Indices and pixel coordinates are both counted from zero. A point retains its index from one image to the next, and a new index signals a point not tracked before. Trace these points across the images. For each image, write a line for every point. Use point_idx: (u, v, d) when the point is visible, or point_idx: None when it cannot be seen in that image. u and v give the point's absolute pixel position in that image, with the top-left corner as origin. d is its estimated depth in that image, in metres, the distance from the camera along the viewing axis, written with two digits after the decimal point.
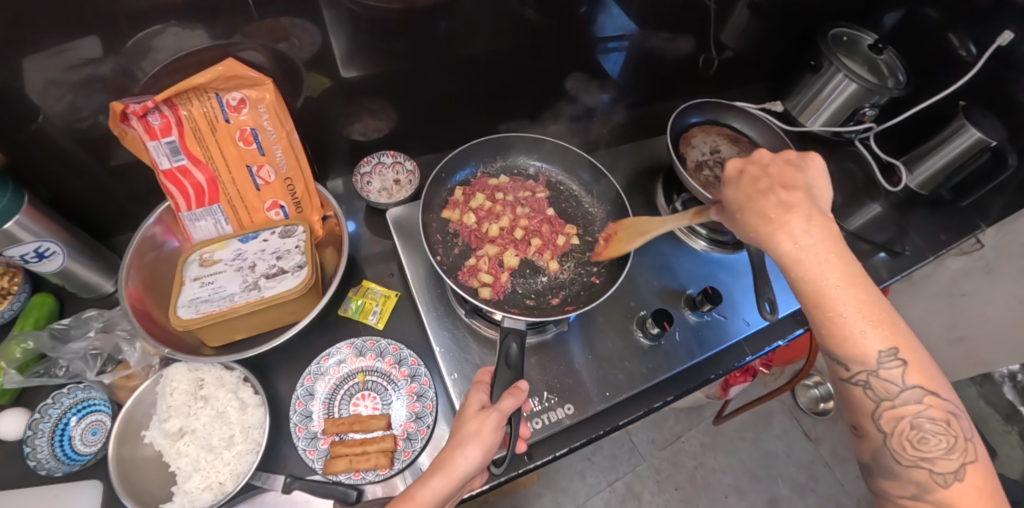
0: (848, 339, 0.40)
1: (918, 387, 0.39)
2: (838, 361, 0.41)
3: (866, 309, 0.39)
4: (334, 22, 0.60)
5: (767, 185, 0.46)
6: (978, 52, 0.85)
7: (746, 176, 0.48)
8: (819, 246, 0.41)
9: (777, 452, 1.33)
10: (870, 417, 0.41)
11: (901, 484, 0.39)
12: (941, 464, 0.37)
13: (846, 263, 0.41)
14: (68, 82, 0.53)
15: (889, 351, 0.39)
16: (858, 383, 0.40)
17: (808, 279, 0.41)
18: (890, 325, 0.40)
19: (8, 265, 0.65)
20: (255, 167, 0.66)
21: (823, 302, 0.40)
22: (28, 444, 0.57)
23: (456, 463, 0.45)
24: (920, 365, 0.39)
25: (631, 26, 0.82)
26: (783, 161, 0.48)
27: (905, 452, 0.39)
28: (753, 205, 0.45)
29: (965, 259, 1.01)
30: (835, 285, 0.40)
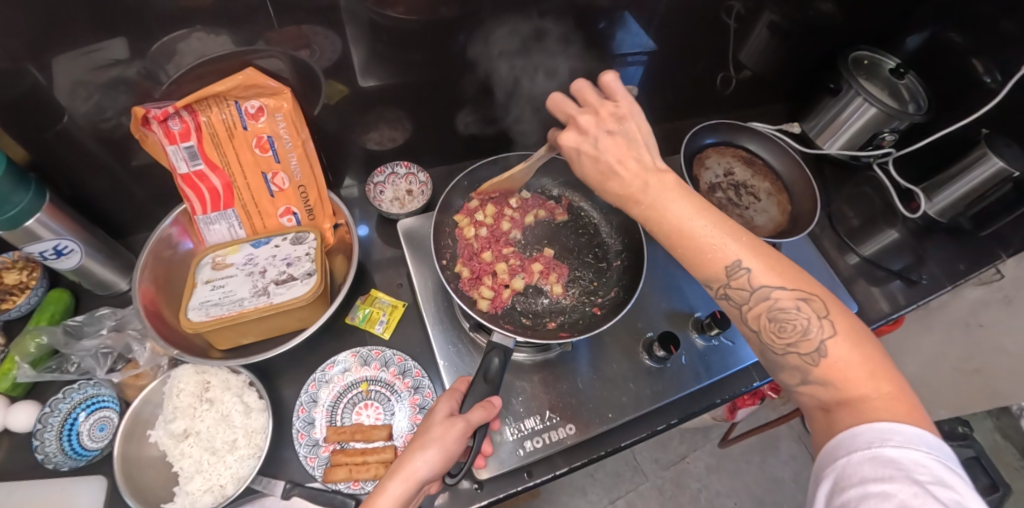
0: (702, 261, 0.44)
1: (767, 285, 0.42)
2: (702, 281, 0.45)
3: (711, 229, 0.43)
4: (354, 31, 0.61)
5: (605, 156, 0.46)
6: (1003, 80, 0.83)
7: (585, 158, 0.48)
8: (663, 197, 0.44)
9: (784, 478, 1.31)
10: (743, 321, 0.45)
11: (789, 373, 0.42)
12: (804, 346, 0.40)
13: (688, 196, 0.44)
14: (94, 83, 0.54)
15: (736, 261, 0.42)
16: (722, 296, 0.44)
17: (671, 225, 0.44)
18: (733, 235, 0.43)
19: (26, 261, 0.67)
20: (271, 174, 0.67)
21: (678, 236, 0.44)
22: (37, 438, 0.59)
23: (413, 467, 0.46)
24: (765, 265, 0.42)
25: (650, 43, 0.82)
26: (606, 130, 0.47)
27: (777, 343, 0.42)
28: (606, 184, 0.47)
29: (984, 289, 1.01)
30: (689, 215, 0.44)
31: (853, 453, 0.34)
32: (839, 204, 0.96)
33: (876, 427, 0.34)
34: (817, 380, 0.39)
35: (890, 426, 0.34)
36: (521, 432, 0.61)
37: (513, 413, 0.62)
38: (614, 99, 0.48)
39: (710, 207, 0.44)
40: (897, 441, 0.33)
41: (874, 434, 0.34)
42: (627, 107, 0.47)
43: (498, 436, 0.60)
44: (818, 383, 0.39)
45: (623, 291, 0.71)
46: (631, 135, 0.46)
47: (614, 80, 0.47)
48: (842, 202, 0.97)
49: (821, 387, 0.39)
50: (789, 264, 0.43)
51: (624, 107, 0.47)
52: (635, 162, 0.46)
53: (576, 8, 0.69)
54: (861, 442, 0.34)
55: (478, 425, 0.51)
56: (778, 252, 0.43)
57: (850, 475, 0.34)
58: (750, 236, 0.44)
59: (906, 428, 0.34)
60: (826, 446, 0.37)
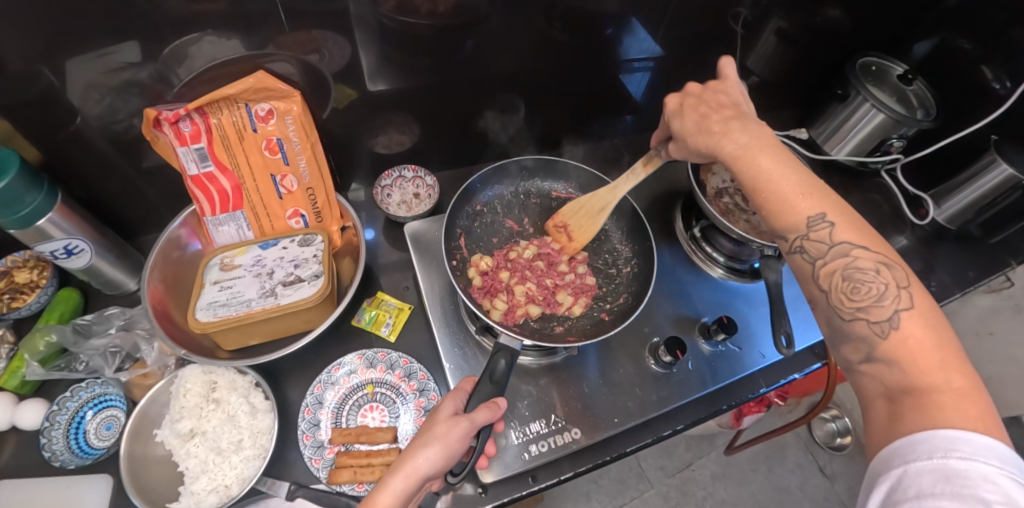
0: (785, 207, 0.46)
1: (848, 243, 0.44)
2: (778, 232, 0.48)
3: (796, 183, 0.46)
4: (364, 36, 0.62)
5: (706, 105, 0.52)
6: (1012, 87, 0.83)
7: (687, 107, 0.54)
8: (758, 142, 0.48)
9: (790, 486, 1.29)
10: (813, 281, 0.46)
11: (854, 348, 0.42)
12: (875, 314, 0.41)
13: (775, 150, 0.48)
14: (107, 85, 0.55)
15: (819, 214, 0.45)
16: (797, 249, 0.46)
17: (761, 168, 0.47)
18: (818, 192, 0.46)
19: (37, 261, 0.68)
20: (279, 177, 0.68)
21: (764, 184, 0.47)
22: (45, 435, 0.58)
23: (416, 464, 0.45)
24: (849, 224, 0.44)
25: (657, 49, 0.82)
26: (710, 90, 0.54)
27: (846, 308, 0.43)
28: (702, 125, 0.51)
29: (995, 297, 1.04)
30: (769, 170, 0.47)
31: (912, 463, 0.34)
32: None
33: (940, 436, 0.34)
34: (883, 357, 0.39)
35: (956, 436, 0.33)
36: (526, 436, 0.61)
37: (518, 416, 0.62)
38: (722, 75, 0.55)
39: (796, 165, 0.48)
40: (962, 453, 0.32)
41: (937, 445, 0.33)
42: (733, 80, 0.55)
43: (503, 440, 0.60)
44: (883, 361, 0.39)
45: (633, 297, 0.70)
46: (734, 98, 0.53)
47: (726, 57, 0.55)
48: (850, 207, 0.96)
49: (886, 365, 0.39)
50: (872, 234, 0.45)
51: (729, 81, 0.55)
52: (733, 114, 0.51)
53: (583, 13, 0.70)
54: (923, 452, 0.34)
55: (483, 425, 0.50)
56: (863, 221, 0.45)
57: (907, 486, 0.33)
58: (837, 199, 0.46)
59: (976, 439, 0.33)
60: (882, 451, 0.37)
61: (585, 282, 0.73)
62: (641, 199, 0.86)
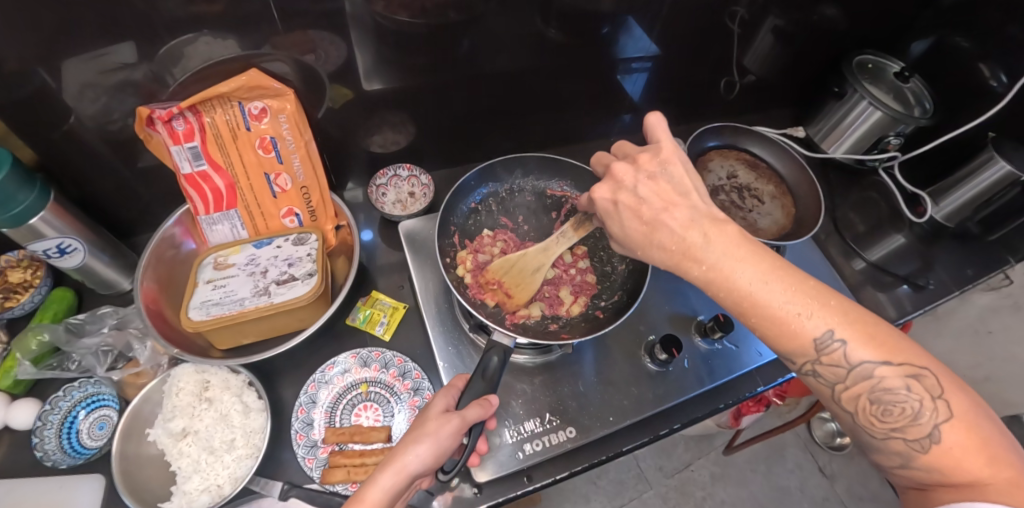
0: (782, 333, 0.40)
1: (867, 361, 0.38)
2: (784, 355, 0.41)
3: (787, 298, 0.39)
4: (360, 35, 0.61)
5: (648, 206, 0.46)
6: (1010, 83, 0.82)
7: (625, 208, 0.48)
8: (723, 256, 0.41)
9: (790, 487, 1.28)
10: (837, 399, 0.41)
11: (888, 457, 0.39)
12: (911, 432, 0.37)
13: (753, 260, 0.40)
14: (102, 85, 0.55)
15: (826, 333, 0.38)
16: (809, 372, 0.40)
17: (735, 293, 0.40)
18: (819, 301, 0.39)
19: (31, 260, 0.68)
20: (273, 175, 0.68)
21: (748, 307, 0.40)
22: (37, 435, 0.58)
23: (405, 461, 0.45)
24: (860, 336, 0.38)
25: (653, 48, 0.81)
26: (647, 175, 0.48)
27: (877, 426, 0.39)
28: (651, 238, 0.46)
29: (994, 295, 1.03)
30: (755, 288, 0.39)
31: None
32: (845, 208, 0.95)
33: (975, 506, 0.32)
34: (923, 469, 0.36)
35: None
36: (521, 435, 0.60)
37: (512, 415, 0.62)
38: (658, 140, 0.49)
39: (782, 272, 0.40)
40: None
41: None
42: (670, 152, 0.48)
43: (497, 438, 0.60)
44: (923, 471, 0.36)
45: (627, 295, 0.70)
46: (676, 182, 0.46)
47: (658, 122, 0.49)
48: (848, 206, 0.96)
49: (927, 475, 0.36)
50: (888, 330, 0.39)
51: (667, 151, 0.48)
52: (683, 209, 0.45)
53: (578, 12, 0.69)
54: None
55: (474, 423, 0.50)
56: (872, 315, 0.39)
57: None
58: (840, 299, 0.39)
59: None
60: None
61: (585, 281, 0.72)
62: None
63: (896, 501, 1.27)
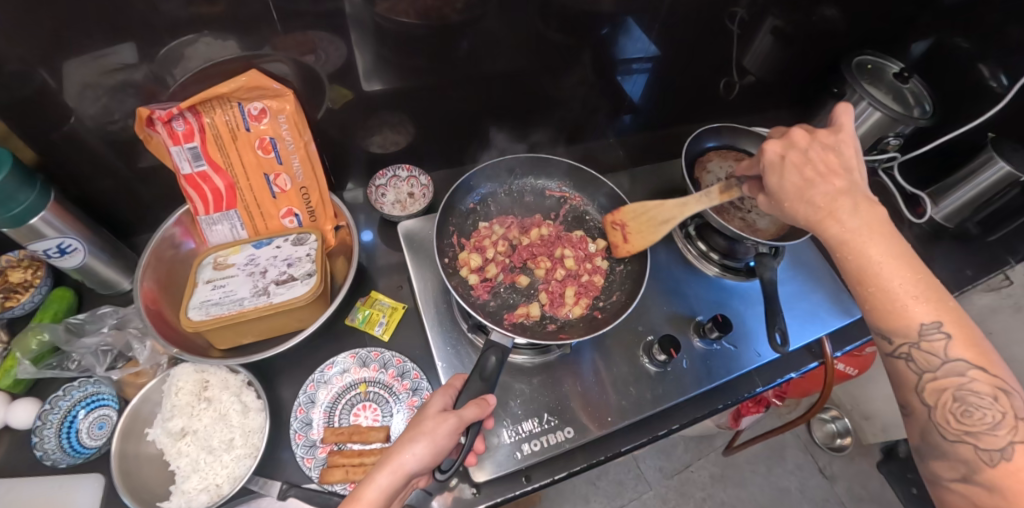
0: (890, 312, 0.44)
1: (963, 360, 0.41)
2: (882, 334, 0.45)
3: (909, 284, 0.43)
4: (360, 36, 0.62)
5: (813, 166, 0.51)
6: (1009, 84, 0.83)
7: (789, 164, 0.52)
8: (866, 227, 0.46)
9: (790, 488, 1.28)
10: (917, 391, 0.43)
11: (950, 465, 0.41)
12: (985, 440, 0.38)
13: (889, 240, 0.45)
14: (103, 86, 0.55)
15: (934, 324, 0.42)
16: (902, 356, 0.44)
17: (855, 263, 0.45)
18: (936, 300, 0.42)
19: (31, 260, 0.68)
20: (272, 175, 0.68)
21: (871, 275, 0.44)
22: (37, 434, 0.59)
23: (403, 460, 0.45)
24: (966, 340, 0.41)
25: (653, 49, 0.82)
26: (822, 146, 0.52)
27: (951, 427, 0.41)
28: (805, 194, 0.50)
29: (994, 296, 1.01)
30: (883, 265, 0.44)
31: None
32: None
33: None
34: (983, 481, 0.38)
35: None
36: (519, 435, 0.60)
37: (510, 415, 0.62)
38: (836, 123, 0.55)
39: (914, 260, 0.44)
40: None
41: None
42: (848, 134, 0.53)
43: (495, 438, 0.60)
44: (983, 484, 0.38)
45: (626, 295, 0.70)
46: (847, 159, 0.51)
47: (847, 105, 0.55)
48: None
49: (985, 488, 0.38)
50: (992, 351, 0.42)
51: (843, 133, 0.53)
52: (842, 180, 0.49)
53: (578, 13, 0.70)
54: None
55: (471, 422, 0.50)
56: (983, 333, 0.42)
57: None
58: (956, 307, 0.42)
59: None
60: None
61: (590, 283, 0.72)
62: None
63: (896, 503, 1.27)
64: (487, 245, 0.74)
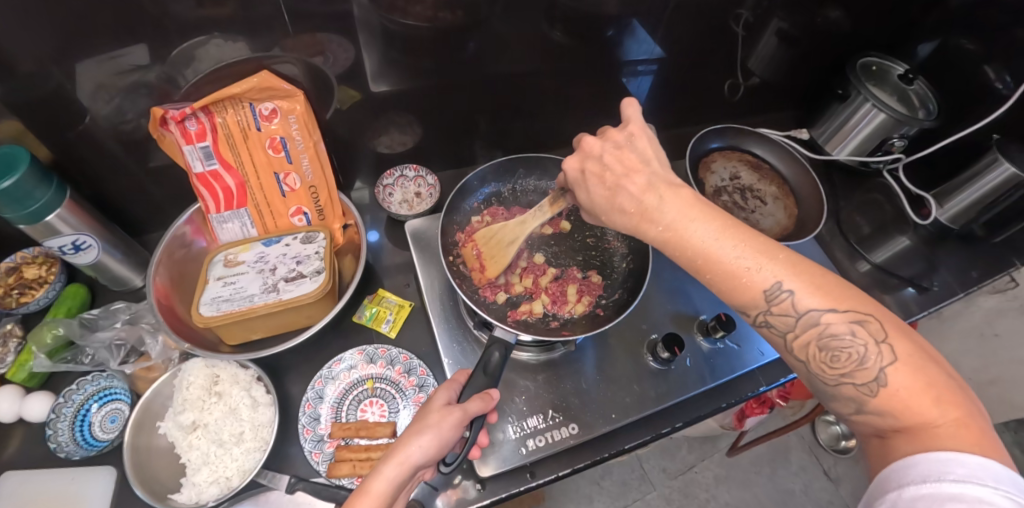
0: (735, 287, 0.41)
1: (815, 308, 0.39)
2: (738, 308, 0.43)
3: (740, 251, 0.40)
4: (368, 38, 0.63)
5: (613, 171, 0.47)
6: (1014, 86, 0.83)
7: (591, 175, 0.49)
8: (679, 216, 0.42)
9: (795, 490, 1.28)
10: (790, 349, 0.42)
11: (843, 403, 0.39)
12: (860, 376, 0.37)
13: (707, 217, 0.42)
14: (116, 87, 0.57)
15: (775, 285, 0.39)
16: (762, 323, 0.42)
17: (686, 256, 0.42)
18: (767, 255, 0.40)
19: (46, 257, 0.69)
20: (282, 174, 0.69)
21: (704, 264, 0.41)
22: (51, 427, 0.60)
23: (409, 451, 0.46)
24: (809, 286, 0.39)
25: (658, 50, 0.82)
26: (614, 146, 0.49)
27: (829, 373, 0.40)
28: (614, 201, 0.47)
29: (999, 298, 1.00)
30: (709, 243, 0.41)
31: (905, 488, 0.32)
32: (850, 210, 0.95)
33: (933, 458, 0.32)
34: (874, 411, 0.37)
35: (951, 457, 0.31)
36: (524, 431, 0.61)
37: (515, 411, 0.62)
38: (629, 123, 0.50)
39: (735, 228, 0.41)
40: (957, 475, 0.31)
41: (930, 467, 0.32)
42: (638, 130, 0.49)
43: (500, 433, 0.60)
44: (875, 414, 0.37)
45: (629, 293, 0.71)
46: (642, 151, 0.47)
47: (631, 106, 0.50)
48: (853, 208, 0.96)
49: (879, 417, 0.36)
50: (836, 281, 0.40)
51: (635, 131, 0.49)
52: (642, 175, 0.45)
53: (584, 15, 0.70)
54: (917, 476, 0.32)
55: (476, 416, 0.51)
56: (819, 267, 0.40)
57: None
58: (787, 252, 0.40)
59: (969, 459, 0.31)
60: (878, 476, 0.35)
61: (592, 281, 0.73)
62: None
63: None
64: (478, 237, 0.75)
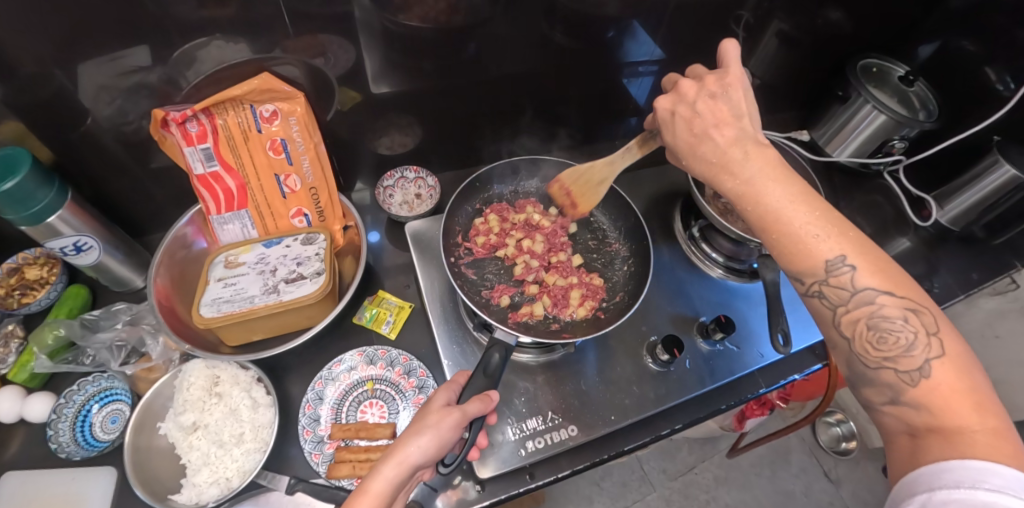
0: (797, 253, 0.43)
1: (872, 288, 0.40)
2: (794, 276, 0.44)
3: (811, 219, 0.42)
4: (368, 40, 0.63)
5: (703, 118, 0.48)
6: (1015, 87, 0.82)
7: (680, 119, 0.50)
8: (759, 172, 0.44)
9: (796, 491, 1.28)
10: (836, 325, 0.43)
11: (877, 390, 0.40)
12: (904, 363, 0.38)
13: (784, 182, 0.44)
14: (117, 88, 0.57)
15: (838, 257, 0.41)
16: (815, 294, 0.43)
17: (755, 210, 0.44)
18: (838, 231, 0.42)
19: (48, 257, 0.70)
20: (283, 176, 0.69)
21: (773, 221, 0.43)
22: (52, 427, 0.60)
23: (407, 452, 0.46)
24: (872, 267, 0.41)
25: (658, 52, 0.82)
26: (709, 93, 0.48)
27: (871, 356, 0.41)
28: (696, 149, 0.48)
29: (999, 299, 0.99)
30: (779, 202, 0.43)
31: (936, 491, 0.33)
32: (851, 211, 0.95)
33: (968, 466, 0.32)
34: (909, 403, 0.37)
35: (987, 467, 0.32)
36: (523, 433, 0.61)
37: (514, 412, 0.62)
38: (726, 66, 0.49)
39: (810, 197, 0.43)
40: (992, 485, 0.31)
41: (964, 475, 0.32)
42: (736, 77, 0.48)
43: (499, 435, 0.60)
44: (909, 405, 0.37)
45: (629, 295, 0.71)
46: (735, 103, 0.47)
47: (730, 49, 0.49)
48: (854, 209, 0.96)
49: (912, 409, 0.37)
50: (896, 271, 0.42)
51: (732, 76, 0.49)
52: (731, 128, 0.46)
53: (584, 16, 0.70)
54: (950, 481, 0.33)
55: (475, 417, 0.51)
56: (882, 256, 0.42)
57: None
58: (857, 233, 0.42)
59: (1005, 471, 0.32)
60: (904, 478, 0.35)
61: (594, 284, 0.72)
62: (640, 201, 0.87)
63: None
64: (479, 239, 0.75)
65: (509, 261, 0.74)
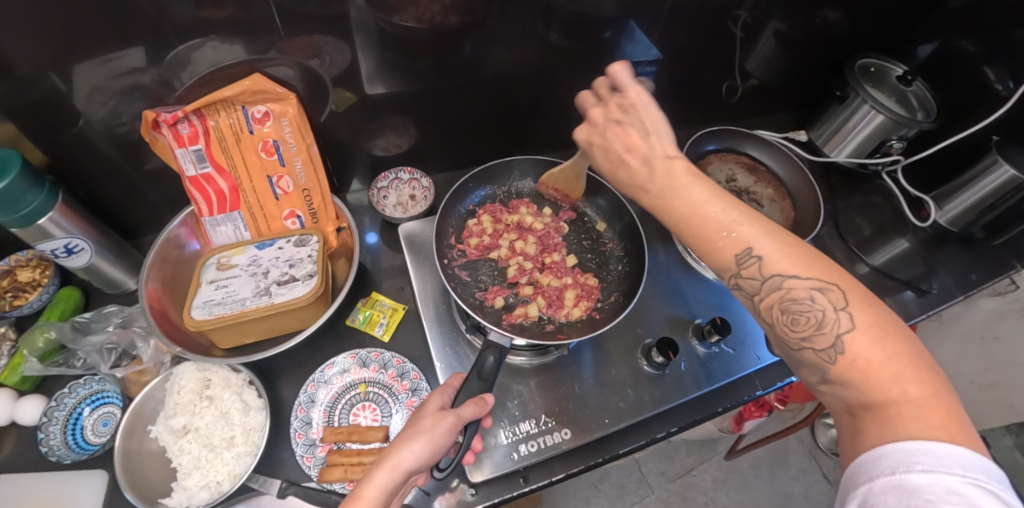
0: (712, 251, 0.43)
1: (779, 274, 0.41)
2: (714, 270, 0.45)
3: (721, 216, 0.43)
4: (364, 41, 0.63)
5: (612, 146, 0.49)
6: (1014, 87, 0.82)
7: (596, 148, 0.51)
8: (668, 187, 0.44)
9: (794, 493, 1.27)
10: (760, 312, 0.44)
11: (810, 371, 0.40)
12: (819, 341, 0.39)
13: (695, 192, 0.44)
14: (111, 90, 0.57)
15: (745, 249, 0.42)
16: (735, 286, 0.44)
17: (672, 223, 0.45)
18: (746, 222, 0.42)
19: (40, 259, 0.69)
20: (275, 178, 0.69)
21: (687, 225, 0.44)
22: (43, 430, 0.59)
23: (401, 456, 0.45)
24: (780, 253, 0.41)
25: (656, 52, 0.82)
26: (614, 120, 0.49)
27: (794, 336, 0.41)
28: (616, 173, 0.49)
29: (999, 300, 1.00)
30: (688, 215, 0.44)
31: (876, 480, 0.32)
32: (849, 212, 0.95)
33: (901, 449, 0.32)
34: (838, 380, 0.38)
35: (918, 447, 0.31)
36: (516, 436, 0.61)
37: (508, 415, 0.62)
38: (626, 87, 0.49)
39: (719, 197, 0.43)
40: (924, 465, 0.31)
41: (898, 458, 0.32)
42: (635, 97, 0.47)
43: (492, 438, 0.60)
44: (839, 383, 0.38)
45: (624, 296, 0.71)
46: (640, 123, 0.47)
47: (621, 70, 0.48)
48: (852, 210, 0.95)
49: (842, 386, 0.37)
50: (808, 251, 0.41)
51: (631, 96, 0.48)
52: (640, 154, 0.47)
53: (581, 17, 0.70)
54: (886, 467, 0.32)
55: (469, 421, 0.51)
56: (793, 237, 0.42)
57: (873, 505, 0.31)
58: (767, 223, 0.42)
59: (937, 448, 0.31)
60: (848, 469, 0.35)
61: (589, 284, 0.72)
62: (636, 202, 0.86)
63: None
64: (472, 241, 0.74)
65: (503, 262, 0.74)
